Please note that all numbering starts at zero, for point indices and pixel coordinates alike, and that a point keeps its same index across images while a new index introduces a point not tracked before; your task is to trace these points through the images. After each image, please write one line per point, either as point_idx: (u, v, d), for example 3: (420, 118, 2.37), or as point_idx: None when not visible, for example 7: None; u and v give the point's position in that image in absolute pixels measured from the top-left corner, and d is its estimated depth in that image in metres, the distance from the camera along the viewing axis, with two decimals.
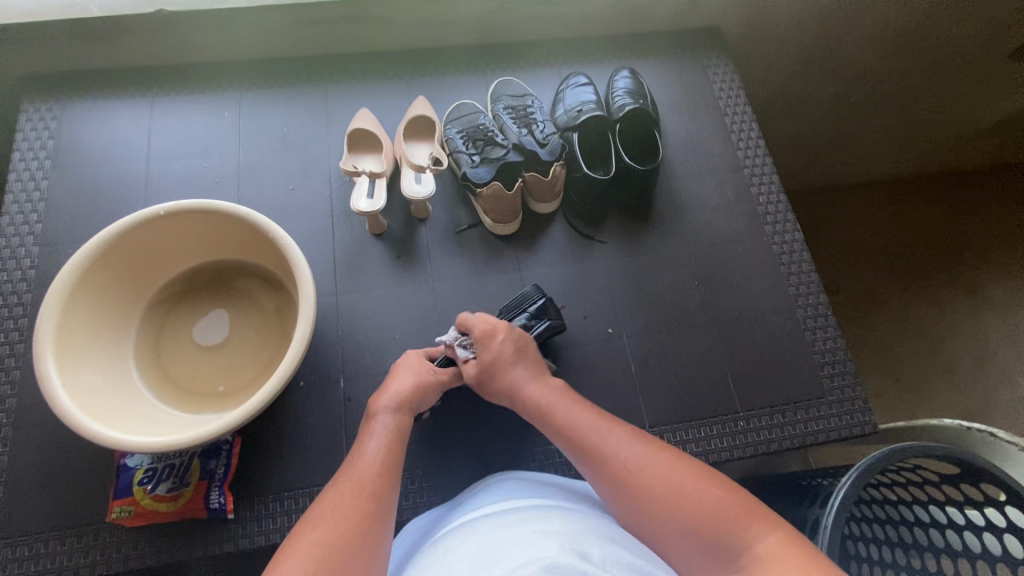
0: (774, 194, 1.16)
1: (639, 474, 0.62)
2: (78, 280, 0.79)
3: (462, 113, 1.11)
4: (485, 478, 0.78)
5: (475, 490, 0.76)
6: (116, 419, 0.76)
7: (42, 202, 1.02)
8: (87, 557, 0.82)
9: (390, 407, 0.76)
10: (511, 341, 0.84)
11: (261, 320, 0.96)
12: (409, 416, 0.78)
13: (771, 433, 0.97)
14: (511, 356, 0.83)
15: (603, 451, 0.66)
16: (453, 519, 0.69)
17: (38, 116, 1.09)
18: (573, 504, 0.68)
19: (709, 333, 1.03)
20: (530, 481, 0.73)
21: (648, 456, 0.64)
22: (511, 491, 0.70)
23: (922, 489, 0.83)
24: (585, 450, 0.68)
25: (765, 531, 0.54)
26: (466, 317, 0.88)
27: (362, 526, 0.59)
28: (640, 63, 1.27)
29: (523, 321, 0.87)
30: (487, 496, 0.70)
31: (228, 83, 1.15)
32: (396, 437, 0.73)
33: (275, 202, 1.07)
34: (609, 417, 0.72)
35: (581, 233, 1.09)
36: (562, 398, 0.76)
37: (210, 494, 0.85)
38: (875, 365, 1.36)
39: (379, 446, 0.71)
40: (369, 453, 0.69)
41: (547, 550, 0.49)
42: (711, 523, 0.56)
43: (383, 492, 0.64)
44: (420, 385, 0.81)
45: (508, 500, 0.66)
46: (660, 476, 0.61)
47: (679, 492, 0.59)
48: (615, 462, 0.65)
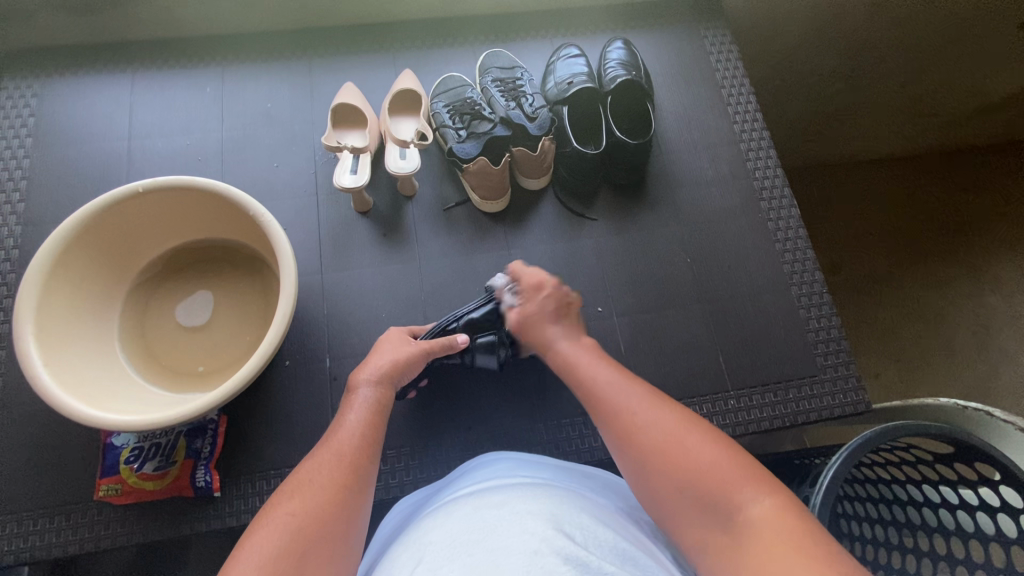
0: (771, 170, 1.12)
1: (647, 432, 0.60)
2: (58, 260, 0.78)
3: (448, 86, 1.08)
4: (479, 458, 0.75)
5: (467, 470, 0.74)
6: (98, 398, 0.75)
7: (25, 181, 1.01)
8: (76, 534, 0.83)
9: (371, 379, 0.75)
10: (553, 298, 0.84)
11: (245, 299, 0.95)
12: (391, 389, 0.76)
13: (761, 411, 0.96)
14: (550, 310, 0.82)
15: (614, 403, 0.65)
16: (441, 499, 0.67)
17: (17, 92, 1.07)
18: (565, 483, 0.66)
19: (701, 312, 1.02)
20: (522, 460, 0.71)
21: (653, 413, 0.61)
22: (501, 470, 0.68)
23: (916, 468, 0.82)
24: (601, 401, 0.66)
25: (761, 493, 0.51)
26: (518, 270, 0.90)
27: (341, 495, 0.58)
28: (634, 34, 1.23)
29: (533, 292, 0.85)
30: (478, 476, 0.68)
31: (210, 57, 1.13)
32: (378, 410, 0.71)
33: (260, 180, 1.05)
34: (630, 373, 0.70)
35: (571, 210, 1.07)
36: (579, 359, 0.73)
37: (195, 473, 0.86)
38: (873, 344, 1.34)
39: (360, 417, 0.69)
40: (349, 425, 0.67)
41: (533, 537, 0.49)
42: (705, 481, 0.54)
43: (364, 464, 0.62)
44: (404, 359, 0.79)
45: (497, 480, 0.64)
46: (666, 431, 0.59)
47: (682, 449, 0.57)
48: (624, 415, 0.63)
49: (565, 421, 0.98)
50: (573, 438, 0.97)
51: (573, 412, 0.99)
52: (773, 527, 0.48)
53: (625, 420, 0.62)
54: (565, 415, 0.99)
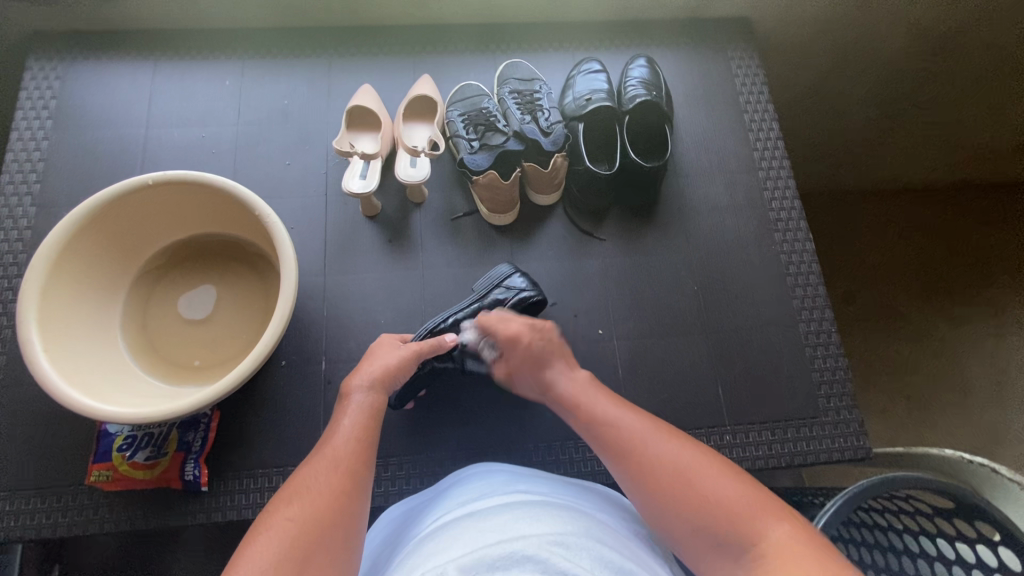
0: (789, 200, 1.10)
1: (658, 458, 0.60)
2: (64, 247, 0.79)
3: (465, 94, 1.07)
4: (472, 467, 0.75)
5: (459, 478, 0.74)
6: (94, 387, 0.76)
7: (42, 163, 1.03)
8: (65, 516, 0.84)
9: (364, 385, 0.74)
10: (524, 327, 0.81)
11: (247, 296, 0.95)
12: (385, 394, 0.75)
13: (757, 450, 0.94)
14: (515, 353, 0.80)
15: (620, 427, 0.65)
16: (433, 510, 0.67)
17: (42, 74, 1.08)
18: (564, 496, 0.65)
19: (704, 341, 1.00)
20: (514, 473, 0.71)
21: (661, 443, 0.62)
22: (494, 482, 0.67)
23: (914, 519, 0.80)
24: (606, 433, 0.65)
25: (777, 521, 0.53)
26: (490, 324, 0.84)
27: (339, 499, 0.58)
28: (659, 51, 1.21)
29: (515, 344, 0.80)
30: (470, 488, 0.68)
31: (231, 50, 1.13)
32: (372, 414, 0.71)
33: (271, 176, 1.05)
34: (629, 403, 0.70)
35: (579, 228, 1.05)
36: (578, 391, 0.72)
37: (185, 466, 0.86)
38: (885, 382, 1.29)
39: (354, 422, 0.69)
40: (344, 430, 0.68)
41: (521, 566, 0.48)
42: (724, 510, 0.54)
43: (359, 467, 0.63)
44: (395, 364, 0.78)
45: (489, 493, 0.64)
46: (678, 459, 0.60)
47: (696, 478, 0.57)
48: (634, 445, 0.62)
49: (556, 442, 0.97)
50: (563, 460, 0.96)
51: (566, 435, 0.97)
52: (800, 554, 0.49)
53: (634, 450, 0.62)
54: (557, 436, 0.97)
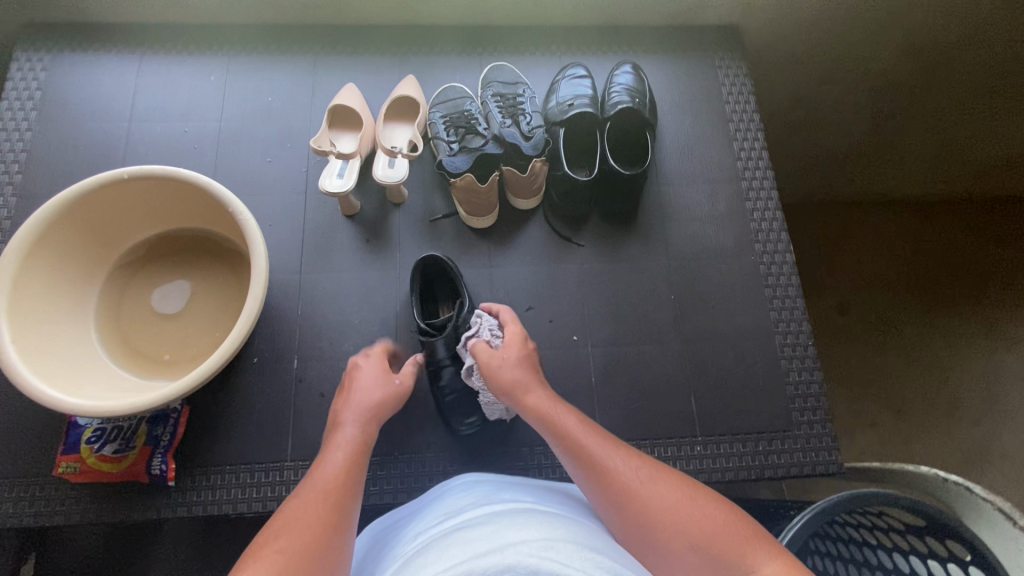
0: (771, 211, 1.09)
1: (649, 493, 0.61)
2: (38, 238, 0.80)
3: (448, 96, 1.06)
4: (455, 480, 0.75)
5: (443, 490, 0.73)
6: (61, 378, 0.77)
7: (24, 153, 1.03)
8: (31, 507, 0.85)
9: (357, 416, 0.75)
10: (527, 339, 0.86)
11: (221, 291, 0.95)
12: (375, 424, 0.76)
13: (728, 461, 0.93)
14: (519, 341, 0.83)
15: (608, 462, 0.65)
16: (417, 524, 0.66)
17: (28, 66, 1.09)
18: (547, 505, 0.65)
19: (678, 350, 0.99)
20: (497, 483, 0.70)
21: (649, 477, 0.63)
22: (477, 493, 0.67)
23: (887, 535, 0.80)
24: (593, 460, 0.66)
25: (767, 555, 0.53)
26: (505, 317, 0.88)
27: (325, 533, 0.57)
28: (646, 58, 1.21)
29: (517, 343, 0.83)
30: (453, 500, 0.68)
31: (217, 46, 1.13)
32: (362, 446, 0.71)
33: (251, 173, 1.05)
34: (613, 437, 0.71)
35: (558, 233, 1.05)
36: (562, 416, 0.73)
37: (152, 461, 0.86)
38: (868, 395, 1.28)
39: (344, 455, 0.69)
40: (333, 462, 0.67)
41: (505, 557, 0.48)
42: (714, 543, 0.55)
43: (345, 501, 0.62)
44: (387, 396, 0.80)
45: (471, 504, 0.64)
46: (667, 496, 0.61)
47: (688, 513, 0.59)
48: (624, 476, 0.63)
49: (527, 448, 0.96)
50: (534, 467, 0.94)
51: (537, 441, 0.96)
52: None
53: (623, 482, 0.63)
54: (528, 443, 0.96)
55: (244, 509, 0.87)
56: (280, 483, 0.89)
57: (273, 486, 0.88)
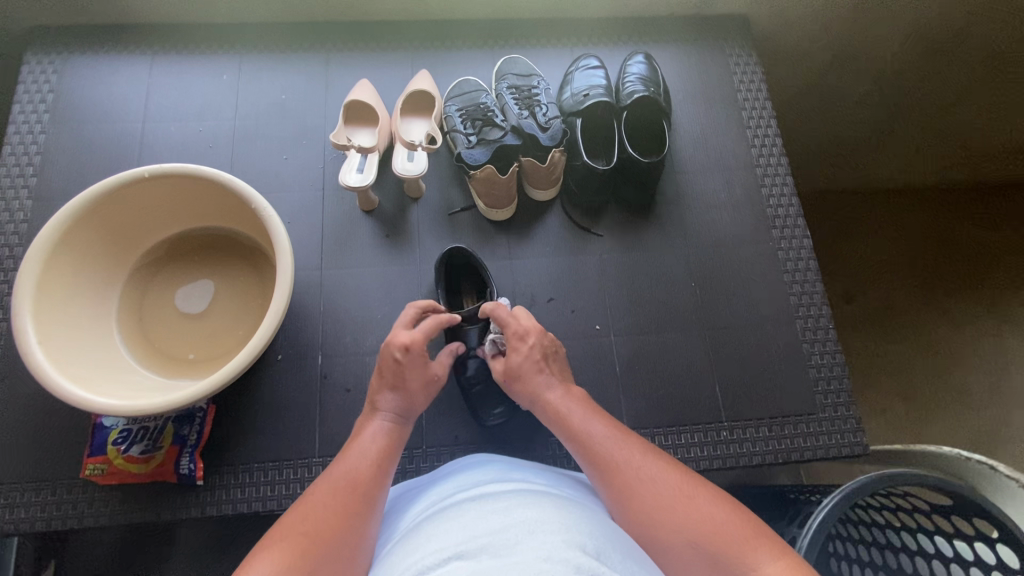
0: (786, 197, 1.10)
1: (653, 489, 0.60)
2: (61, 238, 0.79)
3: (464, 90, 1.07)
4: (466, 458, 0.75)
5: (454, 468, 0.73)
6: (88, 379, 0.76)
7: (38, 156, 1.02)
8: (59, 510, 0.84)
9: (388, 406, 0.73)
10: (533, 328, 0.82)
11: (243, 289, 0.95)
12: (406, 417, 0.73)
13: (754, 445, 0.94)
14: (518, 339, 0.80)
15: (611, 455, 0.65)
16: (425, 498, 0.67)
17: (39, 68, 1.08)
18: (567, 491, 0.65)
19: (701, 337, 1.00)
20: (509, 462, 0.71)
21: (653, 470, 0.63)
22: (490, 473, 0.67)
23: (912, 517, 0.80)
24: (597, 454, 0.66)
25: (771, 555, 0.52)
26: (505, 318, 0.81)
27: (349, 520, 0.57)
28: (657, 49, 1.21)
29: (518, 340, 0.80)
30: (464, 477, 0.68)
31: (229, 45, 1.13)
32: (393, 438, 0.70)
33: (268, 171, 1.05)
34: (621, 425, 0.70)
35: (577, 223, 1.05)
36: (567, 410, 0.72)
37: (180, 460, 0.86)
38: (887, 381, 1.27)
39: (375, 442, 0.68)
40: (364, 449, 0.67)
41: (543, 543, 0.49)
42: (715, 538, 0.54)
43: (372, 490, 0.62)
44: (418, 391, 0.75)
45: (484, 484, 0.64)
46: (673, 491, 0.60)
47: (692, 510, 0.57)
48: (626, 469, 0.63)
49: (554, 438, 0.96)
50: (562, 457, 0.94)
51: None
52: None
53: (625, 476, 0.62)
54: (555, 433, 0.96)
55: (274, 506, 0.86)
56: (310, 479, 0.88)
57: (302, 482, 0.88)
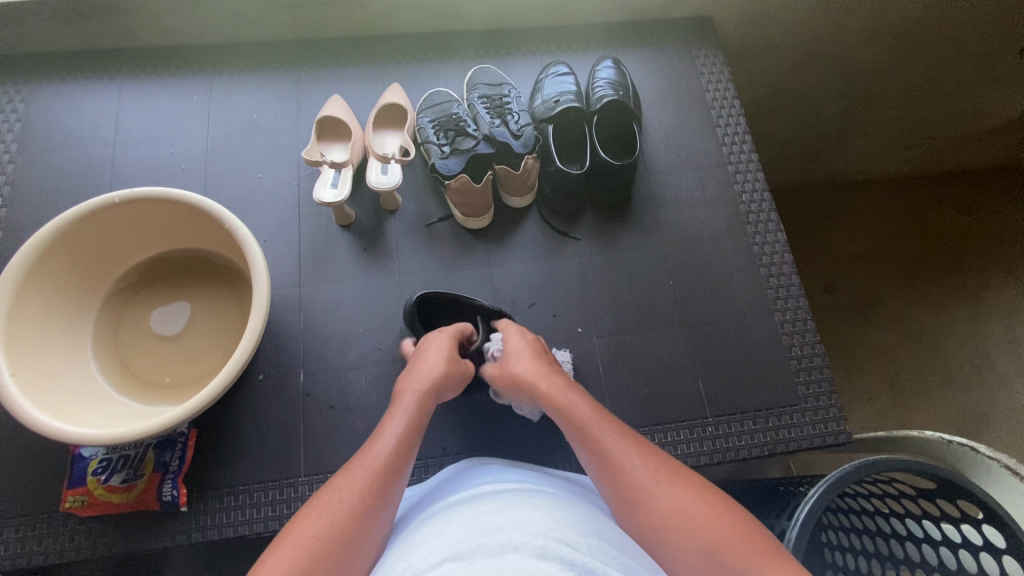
0: (759, 192, 1.11)
1: (657, 493, 0.59)
2: (32, 268, 0.78)
3: (435, 101, 1.07)
4: (468, 463, 0.74)
5: (455, 472, 0.73)
6: (63, 409, 0.75)
7: (7, 186, 1.01)
8: (40, 545, 0.82)
9: (422, 385, 0.73)
10: (530, 344, 0.82)
11: (221, 310, 0.94)
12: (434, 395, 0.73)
13: (740, 439, 0.94)
14: (523, 353, 0.80)
15: (624, 460, 0.62)
16: (426, 504, 0.66)
17: (6, 98, 1.07)
18: (563, 490, 0.66)
19: (682, 334, 1.01)
20: (514, 468, 0.70)
21: (665, 476, 0.60)
22: (491, 477, 0.67)
23: (899, 502, 0.81)
24: (609, 458, 0.63)
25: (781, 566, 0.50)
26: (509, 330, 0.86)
27: (366, 515, 0.57)
28: (625, 53, 1.23)
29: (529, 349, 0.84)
30: (468, 481, 0.67)
31: (199, 67, 1.13)
32: (422, 415, 0.70)
33: (243, 190, 1.04)
34: (633, 431, 0.67)
35: (554, 228, 1.06)
36: (576, 411, 0.70)
37: (162, 487, 0.84)
38: (868, 370, 1.28)
39: (400, 425, 0.67)
40: (388, 437, 0.65)
41: (535, 537, 0.50)
42: (726, 549, 0.52)
43: (392, 481, 0.61)
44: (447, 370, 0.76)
45: (482, 487, 0.63)
46: (679, 497, 0.58)
47: (698, 516, 0.55)
48: (637, 474, 0.61)
49: (542, 443, 0.96)
50: (550, 462, 0.94)
51: (551, 435, 0.96)
52: None
53: (637, 481, 0.60)
54: (543, 437, 0.96)
55: (261, 528, 0.85)
56: (296, 498, 0.87)
57: (288, 503, 0.87)
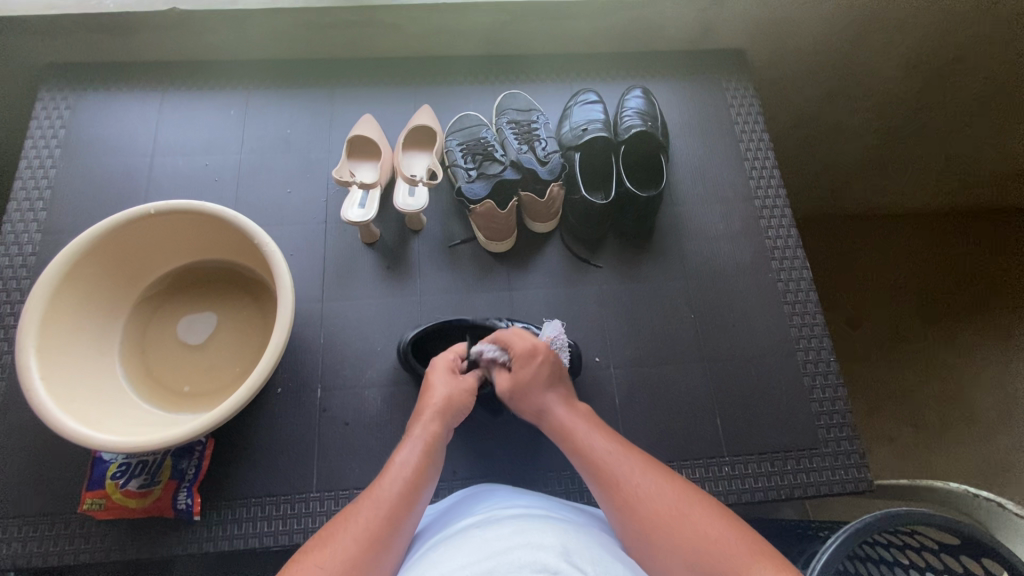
0: (785, 228, 1.10)
1: (654, 507, 0.59)
2: (68, 274, 0.81)
3: (464, 124, 1.09)
4: (479, 487, 0.74)
5: (466, 495, 0.73)
6: (88, 414, 0.76)
7: (49, 190, 1.05)
8: (56, 546, 0.84)
9: (434, 412, 0.74)
10: (548, 365, 0.78)
11: (245, 322, 0.96)
12: (447, 425, 0.74)
13: (756, 481, 0.92)
14: (537, 384, 0.77)
15: (620, 476, 0.63)
16: (437, 528, 0.66)
17: (53, 105, 1.11)
18: (571, 515, 0.65)
19: (701, 369, 0.99)
20: (520, 493, 0.70)
21: (660, 490, 0.61)
22: (499, 501, 0.67)
23: (920, 555, 0.79)
24: (605, 473, 0.64)
25: (773, 573, 0.49)
26: (506, 336, 0.82)
27: (376, 549, 0.57)
28: (655, 83, 1.24)
29: (527, 359, 0.78)
30: (477, 506, 0.67)
31: (237, 81, 1.16)
32: (435, 444, 0.70)
33: (272, 204, 1.07)
34: (630, 445, 0.68)
35: (576, 255, 1.06)
36: (575, 429, 0.71)
37: (178, 495, 0.86)
38: (891, 413, 1.25)
39: (413, 457, 0.68)
40: (399, 468, 0.66)
41: (546, 558, 0.50)
42: (720, 560, 0.52)
43: (402, 513, 0.61)
44: (455, 399, 0.77)
45: (489, 512, 0.63)
46: (671, 509, 0.58)
47: (689, 527, 0.56)
48: (633, 489, 0.61)
49: (554, 472, 0.95)
50: (561, 492, 0.93)
51: (563, 465, 0.95)
52: None
53: (632, 496, 0.61)
54: (555, 467, 0.95)
55: (270, 542, 0.85)
56: (307, 514, 0.87)
57: (298, 518, 0.87)
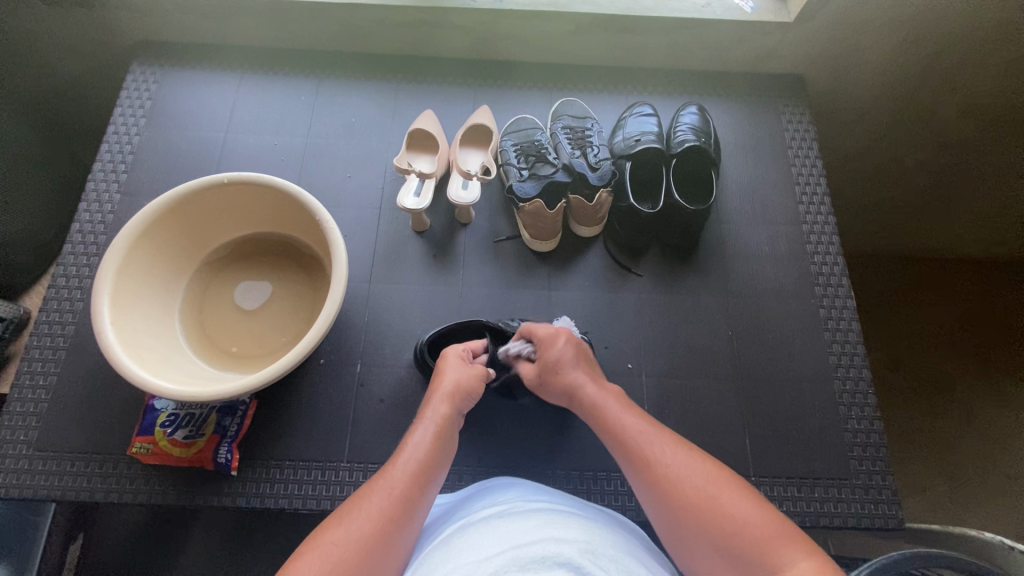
0: (832, 255, 1.09)
1: (680, 482, 0.60)
2: (143, 231, 0.88)
3: (520, 127, 1.13)
4: (493, 480, 0.76)
5: (480, 488, 0.75)
6: (149, 361, 0.82)
7: (130, 155, 1.13)
8: (104, 483, 0.90)
9: (444, 396, 0.77)
10: (572, 345, 0.82)
11: (295, 293, 1.01)
12: (457, 409, 0.76)
13: (780, 504, 0.91)
14: (567, 360, 0.80)
15: (648, 450, 0.65)
16: (457, 517, 0.67)
17: (142, 78, 1.20)
18: (591, 513, 0.67)
19: (733, 386, 0.99)
20: (537, 488, 0.72)
21: (687, 465, 0.62)
22: (517, 494, 0.68)
23: None
24: (633, 446, 0.66)
25: (799, 555, 0.51)
26: (531, 329, 0.87)
27: (387, 529, 0.59)
28: (710, 101, 1.25)
29: (551, 341, 0.82)
30: (496, 497, 0.69)
31: (310, 70, 1.23)
32: (446, 428, 0.72)
33: (332, 186, 1.12)
34: (657, 421, 0.70)
35: (618, 262, 1.08)
36: (603, 402, 0.74)
37: (218, 449, 0.90)
38: (927, 457, 1.21)
39: (424, 440, 0.70)
40: (412, 450, 0.68)
41: (568, 552, 0.51)
42: (745, 539, 0.54)
43: (416, 495, 0.63)
44: (464, 385, 0.79)
45: (508, 503, 0.65)
46: (698, 486, 0.59)
47: (716, 506, 0.57)
48: (659, 461, 0.63)
49: (576, 472, 0.96)
50: (582, 491, 0.94)
51: (587, 466, 0.96)
52: None
53: (657, 469, 0.63)
54: (578, 467, 0.96)
55: (299, 505, 0.89)
56: (335, 483, 0.91)
57: (327, 485, 0.91)
